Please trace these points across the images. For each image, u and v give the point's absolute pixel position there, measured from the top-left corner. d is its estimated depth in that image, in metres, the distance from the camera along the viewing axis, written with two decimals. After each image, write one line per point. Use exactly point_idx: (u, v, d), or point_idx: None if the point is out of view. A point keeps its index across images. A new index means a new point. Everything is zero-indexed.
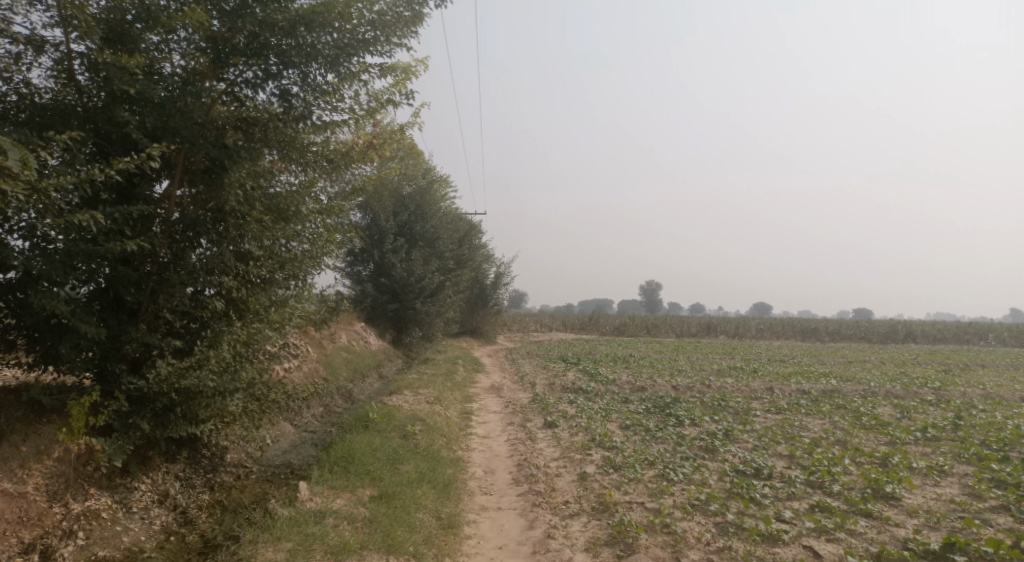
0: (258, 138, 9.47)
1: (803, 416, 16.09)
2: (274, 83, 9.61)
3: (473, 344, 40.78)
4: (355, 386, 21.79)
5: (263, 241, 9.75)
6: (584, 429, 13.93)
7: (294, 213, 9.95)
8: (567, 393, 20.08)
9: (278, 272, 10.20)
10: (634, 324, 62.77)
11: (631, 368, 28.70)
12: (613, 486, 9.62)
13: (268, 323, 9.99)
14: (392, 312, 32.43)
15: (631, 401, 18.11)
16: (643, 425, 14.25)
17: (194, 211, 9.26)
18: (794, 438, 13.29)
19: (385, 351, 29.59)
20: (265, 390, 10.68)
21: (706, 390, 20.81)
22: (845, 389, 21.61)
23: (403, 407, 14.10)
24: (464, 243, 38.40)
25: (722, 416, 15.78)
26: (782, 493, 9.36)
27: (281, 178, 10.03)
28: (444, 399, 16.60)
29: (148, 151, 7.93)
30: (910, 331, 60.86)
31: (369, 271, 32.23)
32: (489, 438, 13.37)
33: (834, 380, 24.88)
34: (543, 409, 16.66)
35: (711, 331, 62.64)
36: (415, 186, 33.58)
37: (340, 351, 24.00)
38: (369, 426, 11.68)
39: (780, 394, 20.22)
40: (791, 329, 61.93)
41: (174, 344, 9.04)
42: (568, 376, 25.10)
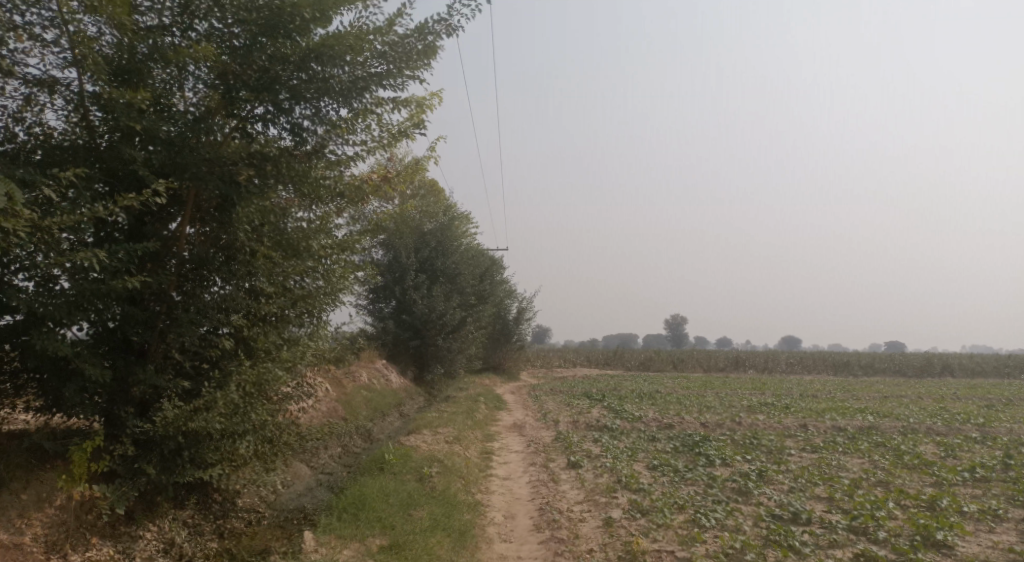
0: (269, 173, 9.25)
1: (840, 455, 15.32)
2: (287, 118, 9.41)
3: (496, 381, 40.28)
4: (375, 425, 21.42)
5: (275, 277, 9.52)
6: (609, 470, 13.35)
7: (306, 249, 9.76)
8: (592, 432, 19.50)
9: (291, 309, 9.98)
10: (660, 359, 61.77)
11: (658, 404, 27.98)
12: (641, 534, 9.04)
13: (279, 362, 9.77)
14: (413, 349, 32.13)
15: (658, 440, 17.48)
16: (671, 466, 13.63)
17: (206, 250, 9.02)
18: (833, 479, 12.58)
19: (407, 389, 29.22)
20: (277, 431, 10.41)
21: (736, 428, 20.07)
22: (883, 426, 20.73)
23: (422, 447, 13.67)
24: (485, 278, 38.15)
25: (755, 455, 15.09)
26: (824, 541, 8.71)
27: (294, 215, 9.83)
28: (465, 438, 16.14)
29: (153, 187, 7.73)
30: (946, 364, 59.07)
31: (391, 308, 31.85)
32: (510, 480, 12.86)
33: (870, 416, 23.95)
34: (567, 448, 16.11)
35: (739, 365, 61.41)
36: (436, 223, 33.64)
37: (360, 389, 23.70)
38: (384, 469, 11.26)
39: (814, 432, 19.41)
40: (821, 363, 60.48)
41: (182, 386, 8.78)
42: (593, 413, 24.48)
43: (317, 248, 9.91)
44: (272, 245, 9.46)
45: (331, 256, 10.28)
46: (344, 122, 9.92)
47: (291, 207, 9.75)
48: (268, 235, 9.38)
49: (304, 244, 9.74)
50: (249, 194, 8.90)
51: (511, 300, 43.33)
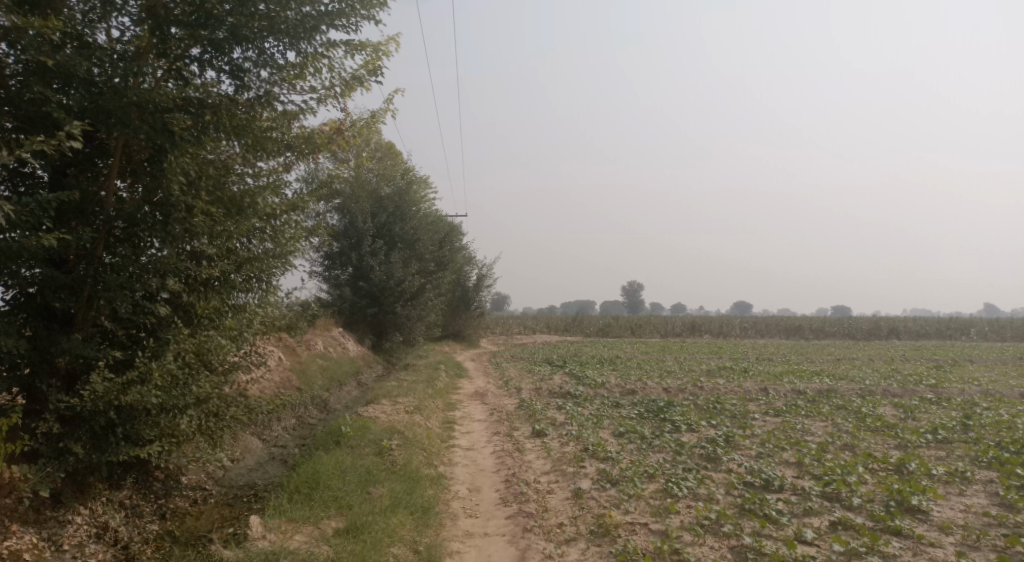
0: (209, 123, 8.41)
1: (803, 418, 15.26)
2: (226, 60, 8.62)
3: (456, 348, 39.82)
4: (332, 395, 20.76)
5: (216, 238, 8.74)
6: (575, 438, 13.00)
7: (248, 206, 9.02)
8: (554, 399, 19.19)
9: (234, 273, 9.24)
10: (618, 325, 62.10)
11: (619, 370, 27.89)
12: (613, 505, 8.68)
13: (222, 329, 9.08)
14: (371, 317, 31.37)
15: (622, 406, 17.24)
16: (637, 433, 13.34)
17: (135, 208, 8.08)
18: (800, 443, 12.46)
19: (365, 358, 28.54)
20: (222, 404, 9.76)
21: (698, 392, 19.99)
22: (841, 389, 20.90)
23: (380, 418, 13.10)
24: (445, 244, 37.44)
25: (720, 421, 14.93)
26: (799, 509, 8.48)
27: (238, 173, 9.06)
28: (425, 408, 15.61)
29: (69, 130, 6.86)
30: (893, 327, 60.78)
31: (347, 275, 30.94)
32: (473, 450, 12.42)
33: (827, 378, 24.20)
34: (530, 416, 15.73)
35: (695, 331, 62.16)
36: (393, 186, 32.68)
37: (315, 358, 22.95)
38: (340, 443, 10.67)
39: (775, 395, 19.44)
40: (775, 328, 61.61)
41: (113, 356, 8.00)
42: (554, 380, 24.21)
43: (262, 205, 9.15)
44: (213, 203, 8.64)
45: (278, 214, 9.62)
46: (292, 67, 9.32)
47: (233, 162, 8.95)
48: (206, 190, 8.51)
49: (246, 199, 8.98)
50: (184, 145, 8.09)
51: (470, 267, 42.72)
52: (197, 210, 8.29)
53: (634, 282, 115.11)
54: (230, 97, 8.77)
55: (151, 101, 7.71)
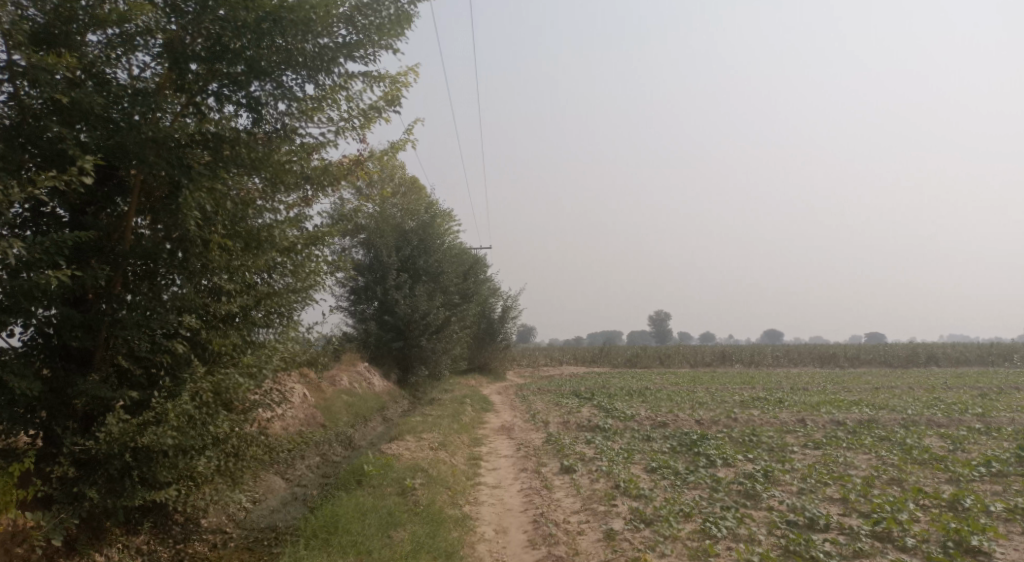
0: (227, 159, 8.36)
1: (844, 451, 14.58)
2: (244, 94, 8.51)
3: (482, 381, 39.39)
4: (356, 431, 20.45)
5: (233, 271, 8.56)
6: (606, 475, 12.50)
7: (265, 239, 8.84)
8: (583, 433, 18.67)
9: (253, 308, 9.05)
10: (646, 355, 61.19)
11: (648, 402, 27.24)
12: (648, 547, 8.20)
13: (240, 367, 8.80)
14: (396, 351, 31.16)
15: (653, 439, 16.68)
16: (671, 468, 12.80)
17: (153, 245, 7.96)
18: (843, 478, 11.83)
19: (390, 392, 28.26)
20: (242, 443, 9.50)
21: (732, 424, 19.32)
22: (882, 418, 20.08)
23: (404, 456, 12.74)
24: (469, 277, 37.32)
25: (757, 454, 14.31)
26: (848, 550, 7.93)
27: (259, 209, 8.89)
28: (450, 444, 15.22)
29: (81, 164, 6.74)
30: (931, 354, 59.06)
31: (373, 309, 30.86)
32: (499, 488, 11.98)
33: (867, 408, 23.32)
34: (558, 452, 15.25)
35: (726, 360, 60.98)
36: (417, 220, 32.75)
37: (340, 394, 22.72)
38: (362, 483, 10.33)
39: (813, 426, 18.71)
40: (808, 355, 60.22)
41: (130, 396, 7.79)
42: (582, 413, 23.67)
43: (279, 238, 9.00)
44: (229, 237, 8.48)
45: (296, 247, 9.45)
46: (310, 99, 9.26)
47: (252, 199, 8.72)
48: (221, 223, 8.34)
49: (265, 230, 8.82)
50: (202, 178, 7.89)
51: (495, 299, 42.48)
52: (212, 246, 8.12)
53: (660, 312, 113.95)
54: (249, 133, 8.68)
55: (168, 132, 7.61)
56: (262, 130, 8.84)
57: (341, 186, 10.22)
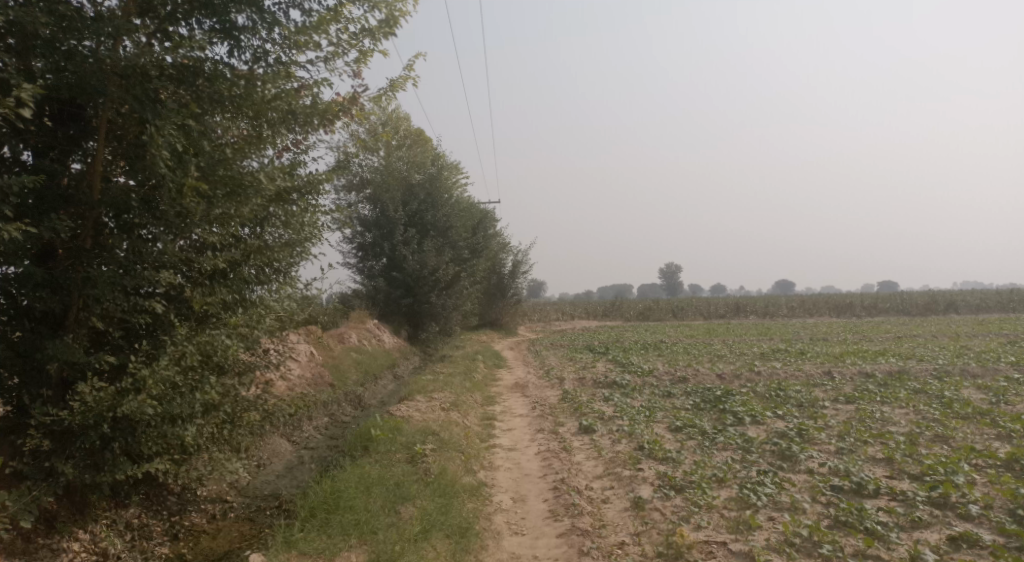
0: (203, 100, 7.51)
1: (879, 405, 13.77)
2: (215, 20, 7.52)
3: (494, 337, 38.77)
4: (366, 390, 19.83)
5: (216, 222, 7.62)
6: (628, 435, 11.77)
7: (251, 186, 7.84)
8: (601, 389, 17.92)
9: (241, 264, 8.14)
10: (659, 308, 60.35)
11: (665, 355, 26.49)
12: (681, 518, 7.48)
13: (228, 327, 7.98)
14: (406, 307, 30.44)
15: (675, 396, 15.92)
16: (697, 427, 12.05)
17: (122, 192, 7.11)
18: (884, 435, 11.03)
19: (401, 350, 27.63)
20: (237, 409, 8.77)
21: (756, 378, 18.53)
22: (913, 369, 19.20)
23: (414, 418, 12.02)
24: (479, 231, 36.45)
25: (787, 410, 13.52)
26: (905, 520, 7.17)
27: (246, 152, 7.96)
28: (462, 403, 14.51)
29: (19, 93, 5.88)
30: (951, 301, 57.88)
31: (381, 265, 30.07)
32: (515, 451, 11.29)
33: (895, 359, 22.42)
34: (576, 410, 14.52)
35: (740, 311, 60.04)
36: (424, 174, 31.85)
37: (349, 352, 22.06)
38: (369, 450, 9.62)
39: (841, 379, 17.89)
40: (824, 305, 59.18)
41: (105, 362, 6.97)
42: (598, 368, 22.93)
43: (268, 186, 7.99)
44: (209, 184, 7.48)
45: (284, 194, 8.63)
46: (298, 28, 8.30)
47: (233, 143, 7.82)
48: (196, 166, 7.32)
49: (248, 172, 7.83)
50: (172, 113, 6.97)
51: (505, 254, 41.66)
52: (187, 193, 7.08)
53: (671, 264, 112.89)
54: (235, 73, 7.83)
55: (127, 56, 6.74)
56: (245, 67, 7.94)
57: (335, 127, 9.30)
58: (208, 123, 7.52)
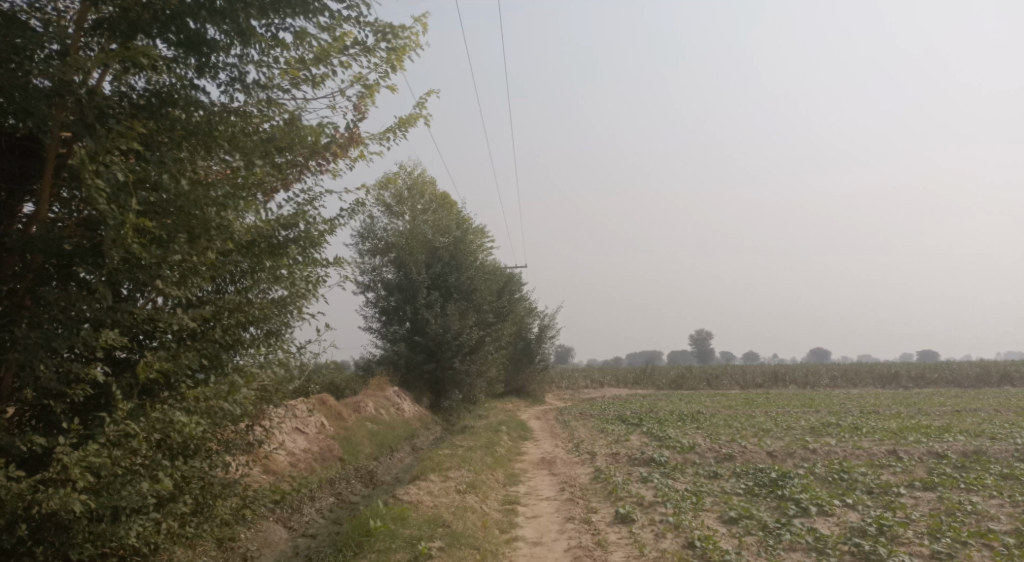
0: (153, 142, 6.39)
1: (964, 495, 11.82)
2: (179, 36, 6.50)
3: (521, 406, 36.96)
4: (379, 465, 18.23)
5: (177, 271, 6.30)
6: (673, 529, 10.02)
7: (219, 228, 6.55)
8: (637, 468, 16.12)
9: (211, 322, 6.99)
10: (693, 376, 57.93)
11: (704, 428, 24.51)
12: None
13: (184, 400, 6.59)
14: (428, 374, 29.00)
15: (723, 478, 14.12)
16: (755, 519, 10.28)
17: (57, 235, 5.87)
18: (985, 533, 9.19)
19: (420, 419, 26.05)
20: (206, 497, 7.30)
21: (811, 457, 16.55)
22: (989, 449, 17.09)
23: (423, 503, 10.43)
24: (505, 294, 35.26)
25: (858, 498, 11.66)
26: None
27: (218, 186, 6.62)
28: (481, 483, 12.86)
29: None
30: (1004, 372, 54.71)
31: (403, 330, 28.89)
32: (541, 546, 9.62)
33: (965, 437, 20.18)
34: (610, 493, 12.80)
35: (778, 380, 57.26)
36: (449, 237, 31.03)
37: (364, 423, 20.57)
38: (365, 550, 8.08)
39: (909, 460, 15.85)
40: (867, 375, 56.29)
41: (28, 445, 5.60)
42: (632, 442, 21.08)
43: (239, 231, 6.75)
44: (167, 226, 6.22)
45: (262, 235, 7.46)
46: (286, 49, 7.34)
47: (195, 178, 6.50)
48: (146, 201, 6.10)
49: (214, 201, 6.46)
50: (116, 138, 5.73)
51: (533, 319, 40.32)
52: (129, 234, 5.67)
53: (703, 332, 110.57)
54: (214, 104, 6.95)
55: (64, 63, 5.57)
56: (229, 98, 7.12)
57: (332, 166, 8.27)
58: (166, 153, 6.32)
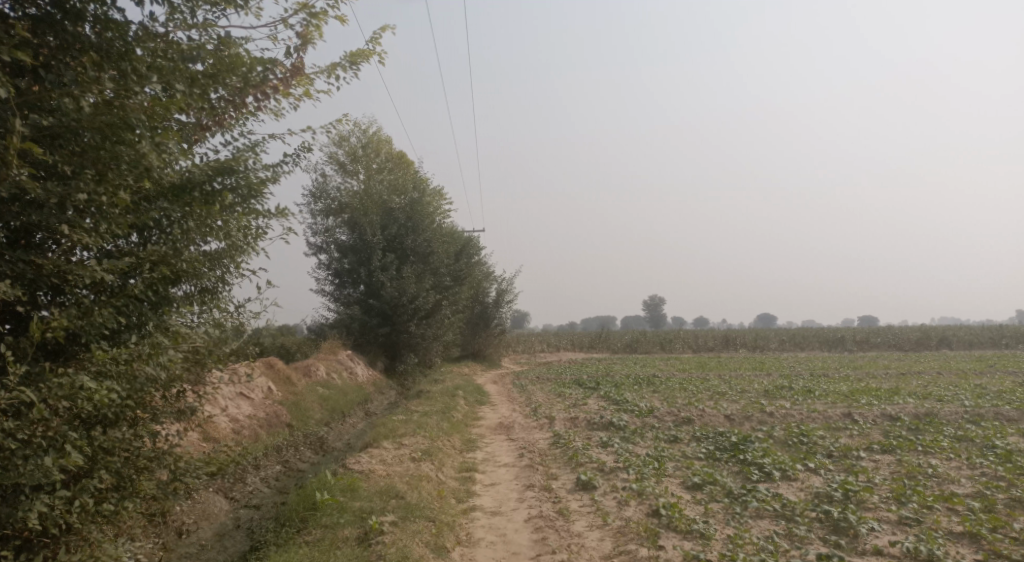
0: (47, 60, 5.39)
1: (923, 458, 11.82)
2: None
3: (477, 370, 36.56)
4: (330, 431, 17.56)
5: (83, 210, 5.51)
6: (636, 497, 9.66)
7: (132, 164, 5.59)
8: (596, 432, 15.82)
9: (130, 276, 6.19)
10: (647, 340, 58.45)
11: (661, 392, 24.45)
12: None
13: (96, 365, 5.74)
14: (382, 338, 28.28)
15: (683, 442, 13.89)
16: (721, 485, 10.02)
17: None
18: (950, 496, 9.08)
19: (374, 383, 25.38)
20: (129, 470, 6.60)
21: (769, 421, 16.51)
22: (941, 411, 17.31)
23: (375, 473, 9.85)
24: (462, 257, 34.53)
25: (820, 462, 11.53)
26: None
27: (137, 108, 5.54)
28: (437, 450, 12.32)
29: None
30: (944, 337, 56.61)
31: (357, 293, 28.00)
32: (500, 516, 9.16)
33: (915, 399, 20.47)
34: (570, 459, 12.42)
35: (730, 345, 58.15)
36: (405, 198, 30.03)
37: (315, 387, 19.82)
38: (311, 528, 7.48)
39: (865, 423, 15.91)
40: (814, 340, 57.60)
41: None
42: (590, 405, 20.84)
43: (158, 168, 5.82)
44: (70, 160, 5.37)
45: (192, 183, 6.90)
46: None
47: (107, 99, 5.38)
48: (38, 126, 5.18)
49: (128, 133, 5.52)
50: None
51: (489, 282, 39.76)
52: (14, 162, 4.76)
53: (656, 297, 112.14)
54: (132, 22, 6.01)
55: None
56: (160, 24, 6.29)
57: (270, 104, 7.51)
58: (65, 71, 5.33)
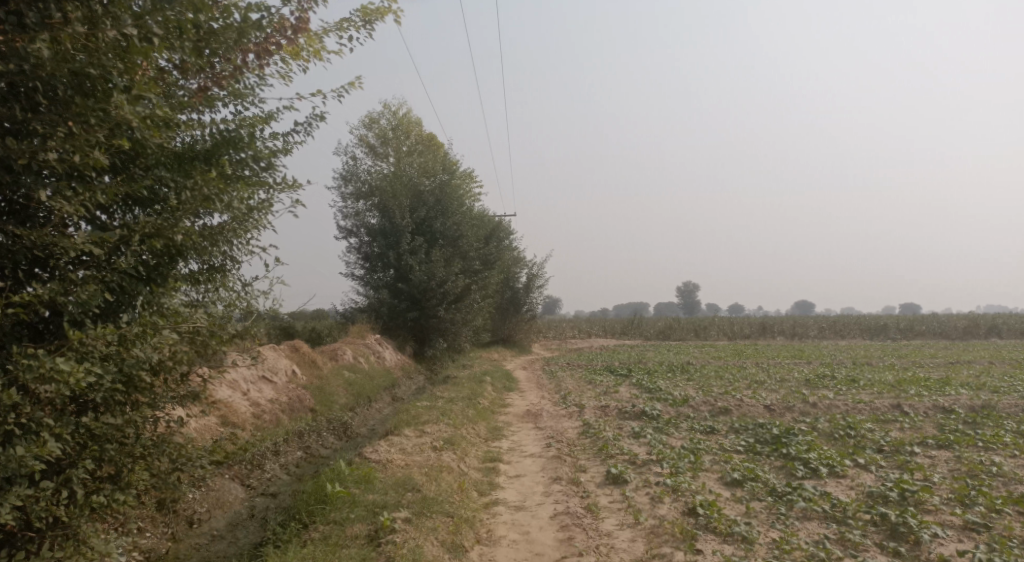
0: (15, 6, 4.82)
1: (984, 454, 10.91)
2: None
3: (507, 355, 36.02)
4: (355, 416, 17.15)
5: (58, 172, 5.11)
6: (671, 493, 8.99)
7: (103, 118, 5.12)
8: (628, 421, 15.13)
9: (120, 250, 5.70)
10: (681, 327, 57.35)
11: (695, 380, 23.60)
12: None
13: (73, 346, 5.25)
14: (411, 322, 27.86)
15: (721, 434, 13.14)
16: (763, 482, 9.28)
17: None
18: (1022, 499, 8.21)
19: (402, 368, 24.97)
20: (124, 459, 6.14)
21: (812, 412, 15.63)
22: (998, 404, 16.21)
23: (393, 463, 9.33)
24: (492, 242, 33.89)
25: (871, 457, 10.69)
26: None
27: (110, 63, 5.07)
28: (460, 439, 11.76)
29: None
30: (992, 325, 54.44)
31: (386, 277, 27.58)
32: (524, 511, 8.57)
33: (967, 391, 19.32)
34: (600, 449, 11.77)
35: (766, 332, 56.73)
36: (434, 181, 29.45)
37: (340, 372, 19.44)
38: (319, 525, 6.96)
39: (916, 415, 14.93)
40: (854, 328, 55.87)
41: None
42: (622, 393, 20.12)
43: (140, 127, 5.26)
44: (38, 117, 4.92)
45: (189, 154, 6.47)
46: None
47: (68, 44, 4.82)
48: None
49: (102, 88, 5.16)
50: None
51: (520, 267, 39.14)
52: None
53: (690, 284, 110.52)
54: None
55: None
56: None
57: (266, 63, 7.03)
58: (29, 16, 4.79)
